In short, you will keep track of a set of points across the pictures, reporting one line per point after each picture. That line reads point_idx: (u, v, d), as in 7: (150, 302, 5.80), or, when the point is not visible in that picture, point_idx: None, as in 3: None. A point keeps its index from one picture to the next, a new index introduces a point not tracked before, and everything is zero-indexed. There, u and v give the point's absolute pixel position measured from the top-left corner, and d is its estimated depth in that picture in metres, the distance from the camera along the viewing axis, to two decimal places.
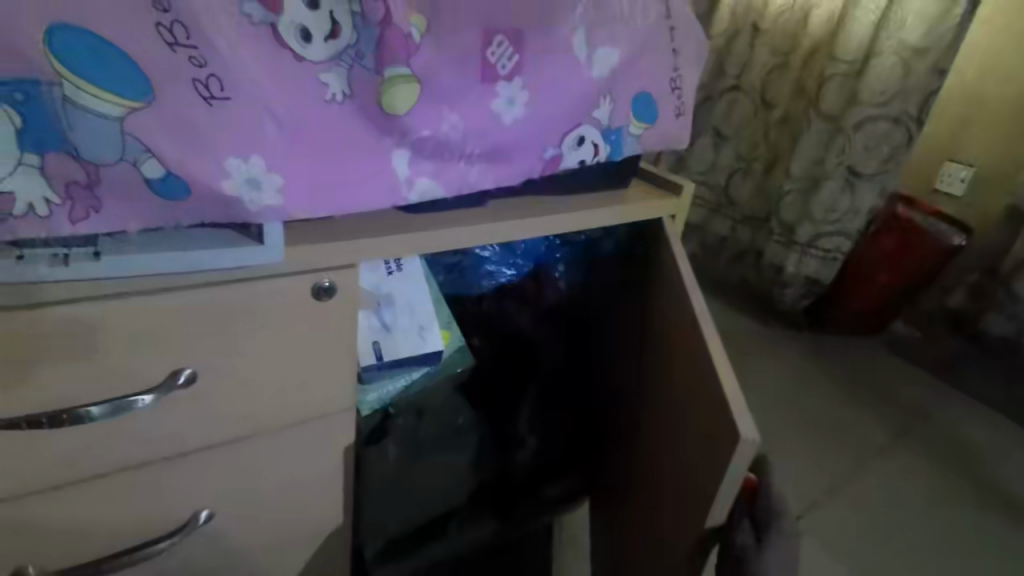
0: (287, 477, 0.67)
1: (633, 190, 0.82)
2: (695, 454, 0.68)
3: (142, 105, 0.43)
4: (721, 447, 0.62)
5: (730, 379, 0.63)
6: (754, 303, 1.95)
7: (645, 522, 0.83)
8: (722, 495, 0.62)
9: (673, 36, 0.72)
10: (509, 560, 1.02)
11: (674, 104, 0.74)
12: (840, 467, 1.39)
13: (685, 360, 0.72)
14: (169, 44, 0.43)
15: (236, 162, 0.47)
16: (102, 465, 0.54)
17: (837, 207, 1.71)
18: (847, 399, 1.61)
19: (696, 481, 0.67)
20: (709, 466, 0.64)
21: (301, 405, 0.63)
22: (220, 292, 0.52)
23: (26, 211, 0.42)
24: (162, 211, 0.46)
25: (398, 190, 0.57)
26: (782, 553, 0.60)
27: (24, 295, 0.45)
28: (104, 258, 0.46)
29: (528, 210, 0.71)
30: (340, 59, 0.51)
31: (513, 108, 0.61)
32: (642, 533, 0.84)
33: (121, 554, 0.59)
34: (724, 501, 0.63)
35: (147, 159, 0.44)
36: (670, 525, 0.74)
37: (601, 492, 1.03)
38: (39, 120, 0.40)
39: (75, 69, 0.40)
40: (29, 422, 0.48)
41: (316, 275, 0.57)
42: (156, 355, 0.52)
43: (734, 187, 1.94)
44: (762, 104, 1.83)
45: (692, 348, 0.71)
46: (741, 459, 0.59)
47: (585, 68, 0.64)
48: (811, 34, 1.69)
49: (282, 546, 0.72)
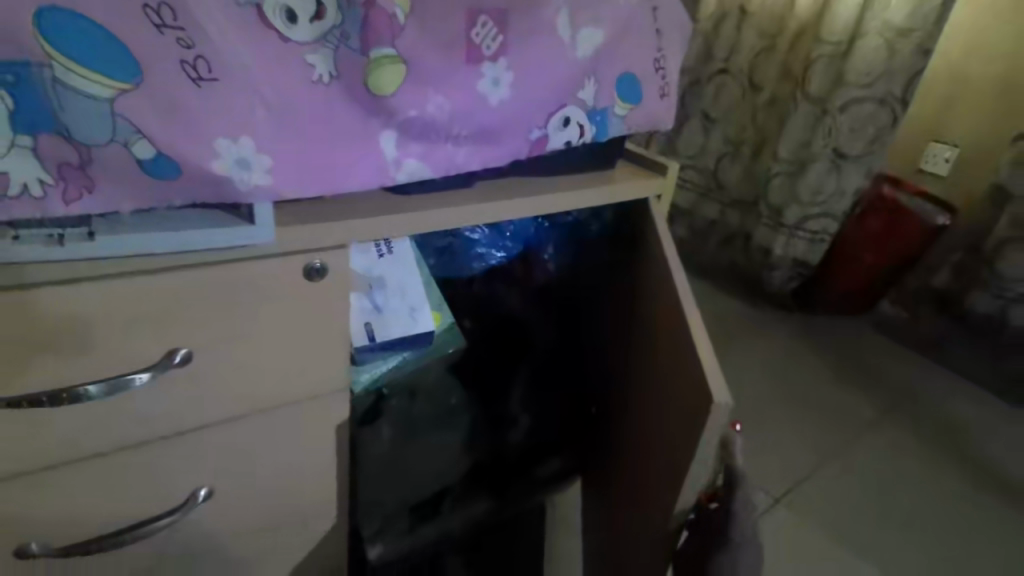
0: (284, 457, 0.69)
1: (620, 171, 0.83)
2: (675, 427, 0.70)
3: (132, 87, 0.44)
4: (699, 418, 0.64)
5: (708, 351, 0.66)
6: (743, 286, 1.97)
7: (631, 496, 0.85)
8: (697, 460, 0.65)
9: (656, 17, 0.73)
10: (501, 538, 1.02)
11: (658, 85, 0.75)
12: (828, 444, 1.42)
13: (669, 337, 0.74)
14: (157, 26, 0.43)
15: (225, 142, 0.48)
16: (102, 444, 0.55)
17: (823, 189, 1.72)
18: (835, 379, 1.64)
19: (676, 453, 0.70)
20: (687, 433, 0.67)
21: (296, 385, 0.64)
22: (213, 273, 0.53)
23: (21, 192, 0.42)
24: (154, 193, 0.47)
25: (386, 170, 0.58)
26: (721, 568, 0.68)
27: (14, 275, 0.45)
28: (98, 239, 0.47)
29: (516, 191, 0.73)
30: (325, 41, 0.51)
31: (499, 89, 0.62)
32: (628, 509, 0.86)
33: (123, 531, 0.61)
34: (700, 466, 0.66)
35: (138, 140, 0.45)
36: (652, 497, 0.76)
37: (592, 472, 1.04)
38: (30, 102, 0.41)
39: (65, 50, 0.41)
40: (30, 401, 0.49)
41: (306, 256, 0.58)
42: (151, 335, 0.53)
43: (723, 171, 1.95)
44: (749, 87, 1.84)
45: (674, 325, 0.72)
46: (715, 425, 0.62)
47: (570, 49, 0.65)
48: (797, 16, 1.70)
49: (279, 525, 0.73)
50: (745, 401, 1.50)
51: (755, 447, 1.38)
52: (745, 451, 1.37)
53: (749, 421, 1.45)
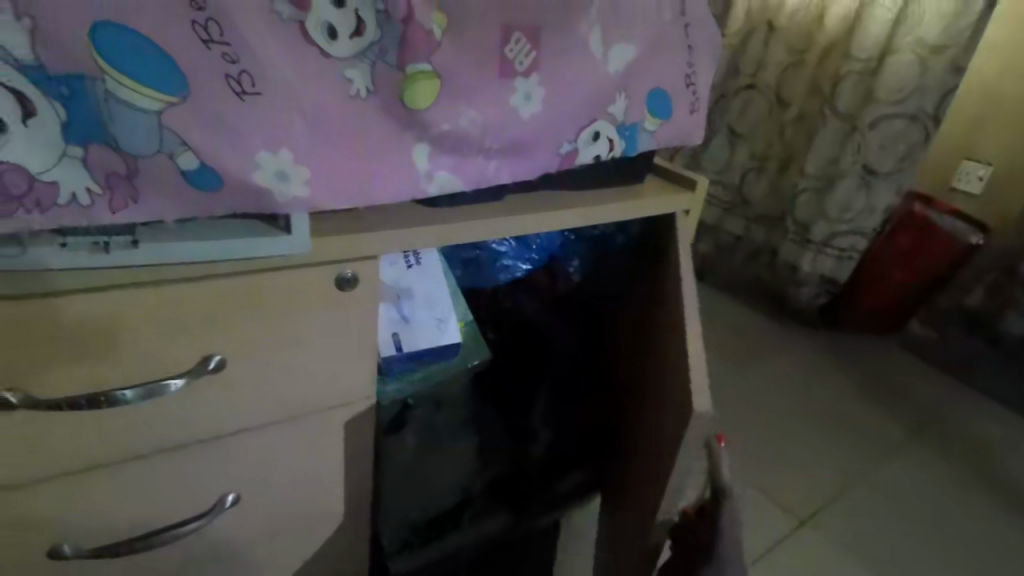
0: (312, 462, 0.69)
1: (649, 185, 0.83)
2: (669, 431, 0.73)
3: (178, 100, 0.45)
4: (682, 416, 0.69)
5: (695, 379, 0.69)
6: (768, 302, 1.95)
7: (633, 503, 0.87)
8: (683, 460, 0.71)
9: (688, 32, 0.73)
10: (511, 556, 0.99)
11: (689, 100, 0.75)
12: (852, 465, 1.38)
13: (676, 343, 0.75)
14: (204, 41, 0.45)
15: (266, 154, 0.49)
16: (141, 446, 0.56)
17: (851, 206, 1.70)
18: (862, 398, 1.60)
19: (666, 454, 0.73)
20: (676, 433, 0.70)
21: (325, 393, 0.65)
22: (251, 280, 0.55)
23: (70, 200, 0.44)
24: (196, 203, 0.48)
25: (418, 182, 0.59)
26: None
27: (35, 282, 0.46)
28: (142, 246, 0.48)
29: (545, 204, 0.73)
30: (363, 56, 0.52)
31: (531, 104, 0.63)
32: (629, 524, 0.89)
33: (144, 537, 0.61)
34: (684, 469, 0.72)
35: (184, 151, 0.46)
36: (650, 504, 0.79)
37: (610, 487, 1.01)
38: (82, 114, 0.42)
39: (116, 64, 0.42)
40: (69, 404, 0.50)
41: (339, 265, 0.59)
42: (189, 342, 0.54)
43: (748, 186, 1.92)
44: (777, 103, 1.81)
45: (678, 334, 0.75)
46: (698, 428, 0.67)
47: (601, 64, 0.66)
48: (827, 32, 1.68)
49: (304, 531, 0.74)
50: (768, 419, 1.48)
51: (777, 468, 1.35)
52: (768, 468, 1.35)
53: (772, 438, 1.43)
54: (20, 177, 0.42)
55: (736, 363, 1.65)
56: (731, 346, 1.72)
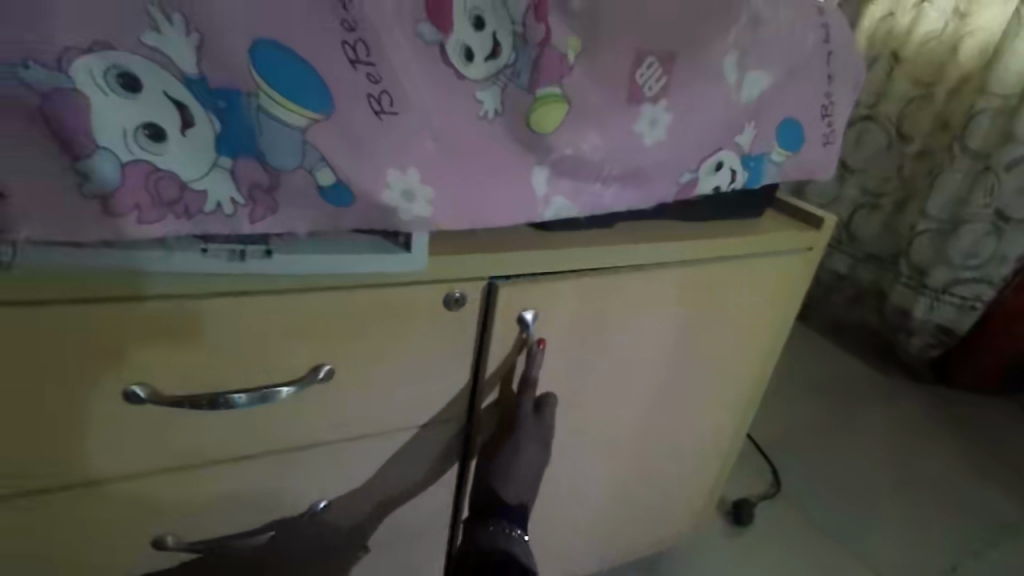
0: (401, 480, 0.68)
1: (768, 220, 0.80)
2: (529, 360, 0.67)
3: (321, 117, 0.46)
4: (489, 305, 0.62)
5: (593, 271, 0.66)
6: (874, 352, 1.80)
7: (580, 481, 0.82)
8: (494, 349, 0.64)
9: (830, 61, 0.69)
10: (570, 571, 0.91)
11: (822, 133, 0.71)
12: (958, 546, 1.23)
13: (616, 314, 0.70)
14: (351, 61, 0.46)
15: (395, 173, 0.49)
16: (249, 447, 0.57)
17: (978, 252, 1.52)
18: (971, 470, 1.43)
19: (498, 364, 0.65)
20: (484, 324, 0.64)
21: (422, 411, 0.64)
22: (371, 296, 0.55)
23: (216, 208, 0.45)
24: (329, 217, 0.49)
25: (535, 206, 0.58)
26: (501, 476, 0.66)
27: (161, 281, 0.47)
28: (275, 256, 0.50)
29: (659, 233, 0.70)
30: (496, 79, 0.53)
31: (655, 131, 0.61)
32: (559, 470, 0.79)
33: (242, 536, 0.62)
34: (499, 352, 0.64)
35: (322, 167, 0.47)
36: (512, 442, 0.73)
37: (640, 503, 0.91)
38: (235, 126, 0.44)
39: (267, 79, 0.44)
40: (191, 402, 0.52)
41: (448, 286, 0.58)
42: (303, 351, 0.55)
43: (858, 224, 1.75)
44: (898, 137, 1.64)
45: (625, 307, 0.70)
46: (510, 309, 0.62)
47: (734, 92, 0.63)
48: (959, 65, 1.49)
49: (391, 546, 0.73)
50: (863, 480, 1.35)
51: (871, 536, 1.22)
52: (860, 531, 1.22)
53: (867, 501, 1.30)
54: (172, 183, 0.43)
55: (832, 415, 1.53)
56: (826, 393, 1.60)
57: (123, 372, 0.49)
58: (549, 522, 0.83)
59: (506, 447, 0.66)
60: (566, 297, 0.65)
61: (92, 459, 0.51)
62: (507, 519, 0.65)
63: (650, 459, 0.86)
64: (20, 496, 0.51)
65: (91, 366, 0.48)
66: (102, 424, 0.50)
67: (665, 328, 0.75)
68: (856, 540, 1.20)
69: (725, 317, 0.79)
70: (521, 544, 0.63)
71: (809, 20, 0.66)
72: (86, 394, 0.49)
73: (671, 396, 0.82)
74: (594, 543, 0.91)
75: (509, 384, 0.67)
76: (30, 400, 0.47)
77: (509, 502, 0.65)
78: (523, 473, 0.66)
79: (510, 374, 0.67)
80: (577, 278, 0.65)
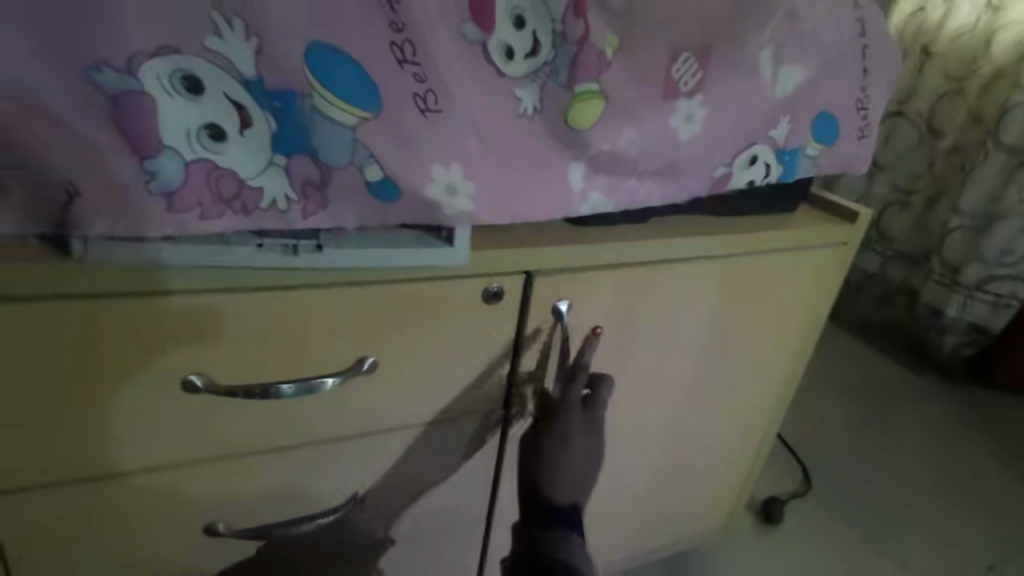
0: (439, 471, 0.70)
1: (802, 215, 0.80)
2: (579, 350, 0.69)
3: (370, 116, 0.48)
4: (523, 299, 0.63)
5: (623, 269, 0.67)
6: (906, 352, 1.78)
7: (613, 475, 0.83)
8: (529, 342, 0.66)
9: (866, 54, 0.69)
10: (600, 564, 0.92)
11: (858, 126, 0.72)
12: (993, 550, 1.20)
13: (649, 308, 0.71)
14: (399, 61, 0.48)
15: (439, 169, 0.51)
16: (296, 436, 0.60)
17: (1013, 249, 1.49)
18: (1006, 473, 1.40)
19: (533, 355, 0.67)
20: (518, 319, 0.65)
21: (461, 403, 0.66)
22: (413, 290, 0.57)
23: (271, 205, 0.47)
24: (375, 212, 0.51)
25: (572, 202, 0.59)
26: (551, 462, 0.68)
27: (218, 278, 0.50)
28: (325, 251, 0.52)
29: (693, 228, 0.71)
30: (536, 77, 0.54)
31: (690, 127, 0.61)
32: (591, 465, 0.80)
33: (288, 524, 0.64)
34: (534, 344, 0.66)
35: (371, 163, 0.49)
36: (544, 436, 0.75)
37: (672, 498, 0.91)
38: (291, 126, 0.46)
39: (321, 79, 0.46)
40: (246, 392, 0.54)
41: (487, 279, 0.60)
42: (346, 344, 0.57)
43: (888, 222, 1.73)
44: (929, 133, 1.62)
45: (657, 300, 0.71)
46: (544, 299, 0.64)
47: (768, 86, 0.64)
48: (992, 59, 1.46)
49: (430, 537, 0.75)
50: (893, 482, 1.32)
51: (902, 536, 1.20)
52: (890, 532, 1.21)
53: (897, 503, 1.28)
54: (231, 181, 0.45)
55: (863, 416, 1.51)
56: (856, 392, 1.59)
57: (155, 369, 0.51)
58: (582, 513, 0.84)
59: (558, 436, 0.67)
60: (599, 291, 0.67)
61: (129, 456, 0.54)
62: (569, 525, 0.68)
63: (679, 455, 0.87)
64: (71, 483, 0.53)
65: (130, 360, 0.50)
66: (128, 423, 0.52)
67: (695, 325, 0.75)
68: (886, 543, 1.18)
69: (757, 312, 0.79)
70: (581, 548, 0.67)
71: (844, 15, 0.66)
72: (116, 393, 0.51)
73: (702, 392, 0.82)
74: (625, 535, 0.91)
75: (543, 372, 0.69)
76: (81, 393, 0.49)
77: (563, 504, 0.68)
78: (573, 462, 0.68)
79: (544, 363, 0.68)
80: (613, 272, 0.66)
